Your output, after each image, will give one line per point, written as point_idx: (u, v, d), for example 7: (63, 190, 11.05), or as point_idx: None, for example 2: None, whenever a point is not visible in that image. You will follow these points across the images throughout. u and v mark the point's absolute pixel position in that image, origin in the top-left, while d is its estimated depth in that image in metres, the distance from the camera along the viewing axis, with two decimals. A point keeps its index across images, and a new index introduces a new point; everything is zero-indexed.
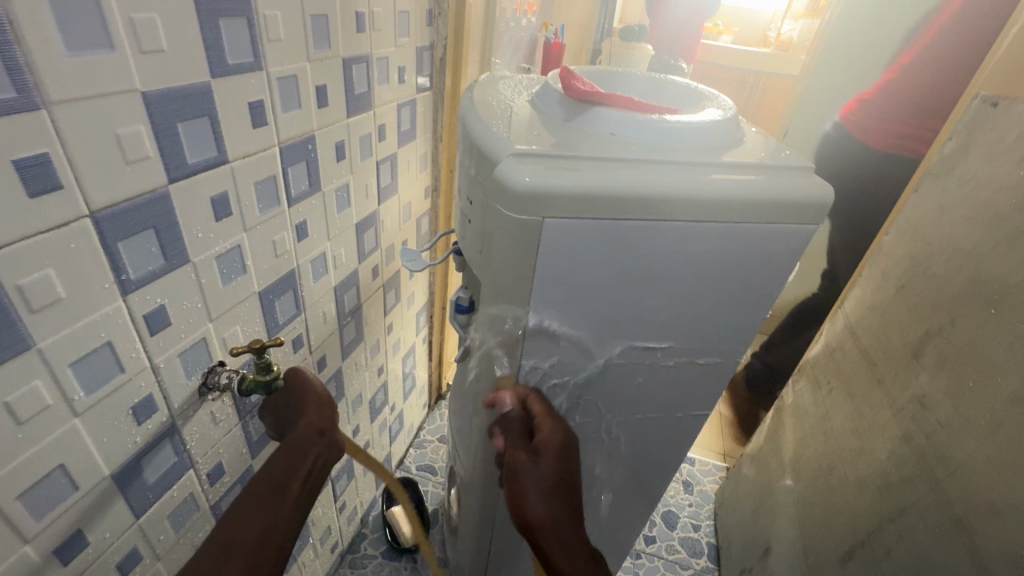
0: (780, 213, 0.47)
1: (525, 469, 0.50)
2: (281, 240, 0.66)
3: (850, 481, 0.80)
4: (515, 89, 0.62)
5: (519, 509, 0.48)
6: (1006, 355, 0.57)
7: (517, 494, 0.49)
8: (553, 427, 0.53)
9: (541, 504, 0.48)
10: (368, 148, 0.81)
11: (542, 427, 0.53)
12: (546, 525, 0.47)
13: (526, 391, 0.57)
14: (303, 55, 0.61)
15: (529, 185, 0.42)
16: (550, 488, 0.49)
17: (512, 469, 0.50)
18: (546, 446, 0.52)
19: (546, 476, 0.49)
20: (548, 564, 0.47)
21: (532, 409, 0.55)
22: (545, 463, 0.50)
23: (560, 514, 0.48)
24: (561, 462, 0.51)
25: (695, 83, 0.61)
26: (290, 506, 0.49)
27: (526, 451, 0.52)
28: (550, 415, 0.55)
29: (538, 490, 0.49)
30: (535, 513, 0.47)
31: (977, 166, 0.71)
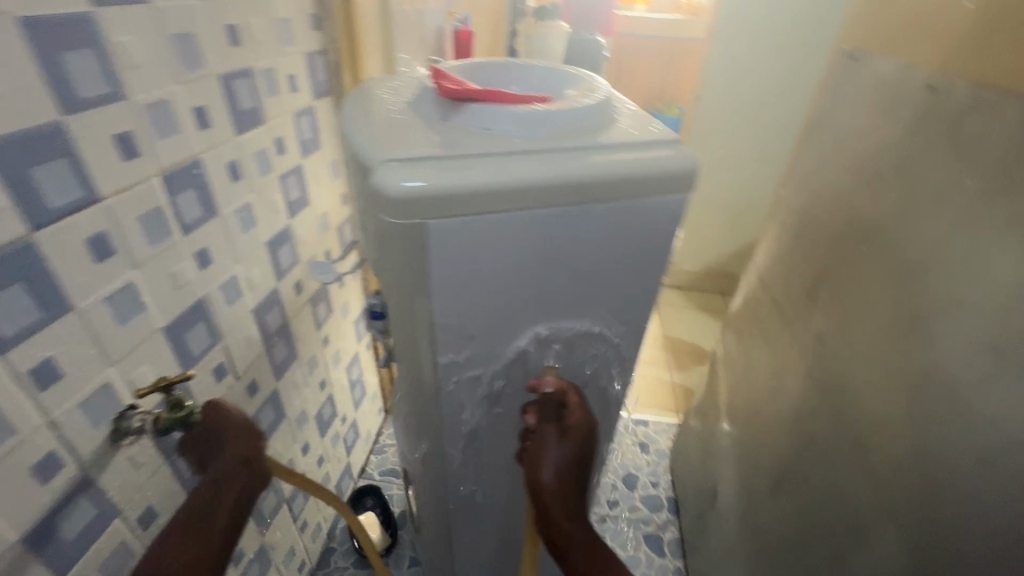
0: (654, 187, 0.50)
1: (549, 443, 0.53)
2: (181, 271, 0.64)
3: (771, 419, 0.87)
4: (400, 90, 0.63)
5: (535, 474, 0.52)
6: (877, 287, 0.64)
7: (536, 460, 0.53)
8: (585, 416, 0.56)
9: (554, 474, 0.52)
10: (268, 163, 0.79)
11: (573, 412, 0.56)
12: (555, 492, 0.51)
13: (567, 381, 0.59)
14: (172, 78, 0.59)
15: (402, 192, 0.44)
16: (568, 465, 0.53)
17: (538, 439, 0.54)
18: (576, 429, 0.54)
19: (568, 453, 0.53)
20: (551, 527, 0.51)
21: (570, 397, 0.58)
22: (570, 443, 0.54)
23: (569, 488, 0.52)
24: (585, 446, 0.54)
25: (574, 67, 0.63)
26: (214, 539, 0.49)
27: (556, 428, 0.55)
28: (584, 406, 0.58)
29: (555, 463, 0.52)
30: (548, 479, 0.51)
31: (844, 117, 0.77)
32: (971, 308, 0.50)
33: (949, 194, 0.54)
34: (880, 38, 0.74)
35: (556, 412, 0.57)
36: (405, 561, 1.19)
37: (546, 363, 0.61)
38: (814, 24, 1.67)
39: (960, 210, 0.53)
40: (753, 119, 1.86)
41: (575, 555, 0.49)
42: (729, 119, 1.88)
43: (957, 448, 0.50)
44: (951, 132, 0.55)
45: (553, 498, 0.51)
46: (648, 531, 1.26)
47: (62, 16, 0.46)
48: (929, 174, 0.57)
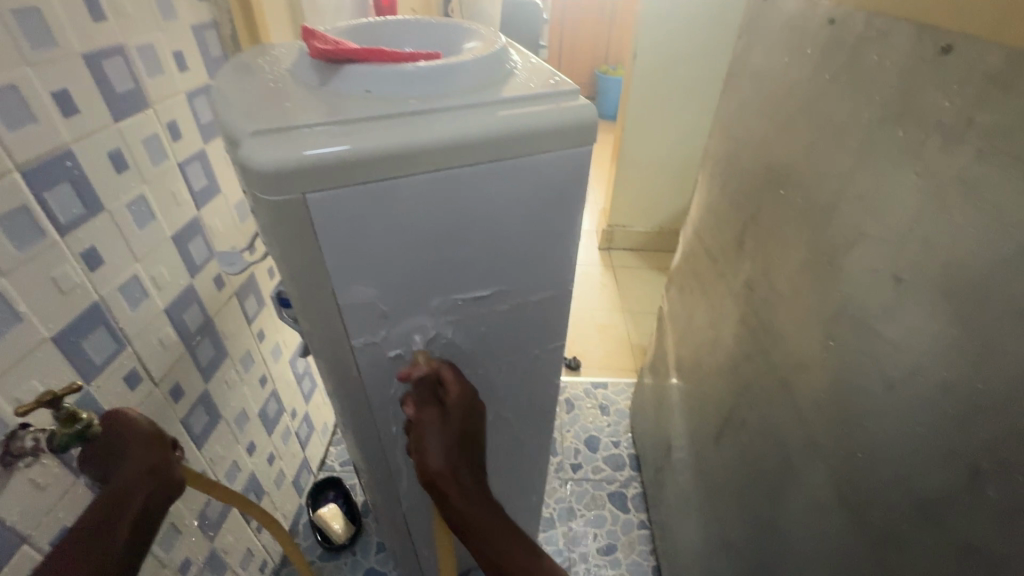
0: (555, 141, 0.48)
1: (430, 429, 0.53)
2: (65, 275, 0.58)
3: (712, 369, 0.88)
4: (285, 58, 0.58)
5: (423, 464, 0.52)
6: (794, 229, 0.64)
7: (421, 450, 0.52)
8: (461, 389, 0.55)
9: (440, 460, 0.52)
10: (161, 151, 0.72)
11: (450, 388, 0.55)
12: (445, 474, 0.52)
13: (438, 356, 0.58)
14: (17, 60, 0.52)
15: (272, 165, 0.41)
16: (452, 445, 0.53)
17: (418, 429, 0.53)
18: (453, 404, 0.54)
19: (450, 433, 0.53)
20: (446, 508, 0.52)
21: (444, 372, 0.57)
22: (450, 420, 0.54)
23: (459, 466, 0.52)
24: (466, 420, 0.54)
25: (472, 22, 0.60)
26: (118, 551, 0.49)
27: (434, 409, 0.54)
28: (460, 376, 0.57)
29: (440, 447, 0.52)
30: (435, 466, 0.51)
31: (759, 59, 0.76)
32: (875, 241, 0.51)
33: (850, 129, 0.54)
34: None
35: (432, 393, 0.56)
36: (373, 548, 1.18)
37: (415, 346, 0.58)
38: None
39: (861, 145, 0.53)
40: (691, 73, 1.85)
41: (472, 532, 0.50)
42: (667, 76, 1.86)
43: (867, 379, 0.51)
44: (852, 65, 0.55)
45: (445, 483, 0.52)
46: (612, 489, 1.29)
47: None
48: (833, 111, 0.57)
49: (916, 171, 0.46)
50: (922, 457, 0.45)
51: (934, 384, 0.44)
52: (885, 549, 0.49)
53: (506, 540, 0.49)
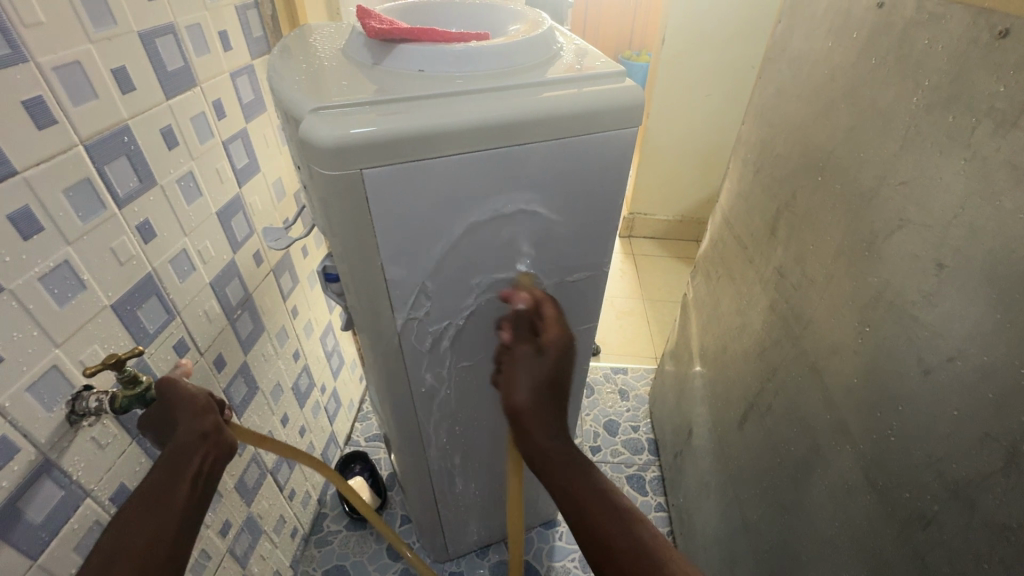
0: (602, 121, 0.49)
1: (523, 361, 0.52)
2: (123, 246, 0.61)
3: (738, 355, 0.89)
4: (331, 38, 0.60)
5: (509, 395, 0.51)
6: (832, 215, 0.64)
7: (510, 380, 0.51)
8: (562, 326, 0.54)
9: (528, 395, 0.50)
10: (207, 128, 0.75)
11: (548, 324, 0.54)
12: (531, 412, 0.50)
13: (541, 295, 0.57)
14: (82, 37, 0.54)
15: (332, 139, 0.42)
16: (543, 382, 0.50)
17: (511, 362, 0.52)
18: (551, 345, 0.52)
19: (540, 369, 0.51)
20: (529, 447, 0.50)
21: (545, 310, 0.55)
22: (546, 359, 0.51)
23: (546, 406, 0.50)
24: (563, 360, 0.52)
25: (517, 4, 0.61)
26: (181, 505, 0.51)
27: (532, 345, 0.53)
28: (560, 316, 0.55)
29: (530, 382, 0.50)
30: (519, 402, 0.50)
31: (799, 44, 0.76)
32: (918, 227, 0.51)
33: (897, 114, 0.54)
34: None
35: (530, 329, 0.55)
36: (397, 520, 1.22)
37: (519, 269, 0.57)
38: None
39: (906, 131, 0.53)
40: (719, 59, 1.83)
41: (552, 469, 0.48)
42: (695, 60, 1.83)
43: (902, 364, 0.52)
44: (900, 50, 0.54)
45: (526, 420, 0.50)
46: (630, 472, 1.31)
47: None
48: (878, 97, 0.57)
49: (964, 157, 0.46)
50: (960, 440, 0.45)
51: (974, 369, 0.44)
52: (914, 531, 0.50)
53: (586, 481, 0.47)
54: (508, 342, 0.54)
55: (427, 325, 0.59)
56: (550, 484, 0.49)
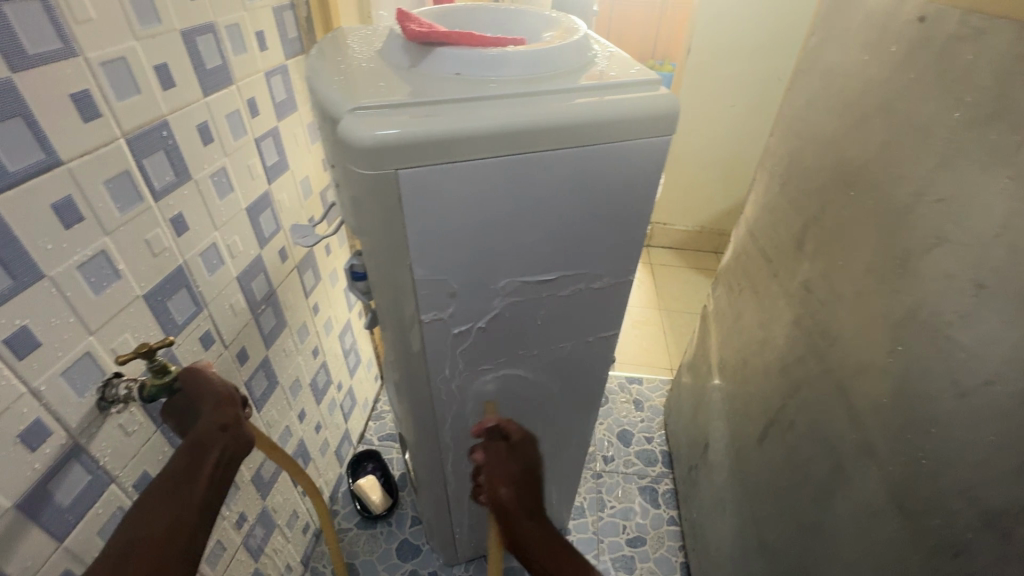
0: (635, 129, 0.49)
1: (500, 459, 0.61)
2: (156, 238, 0.63)
3: (759, 370, 0.88)
4: (367, 40, 0.60)
5: (494, 495, 0.59)
6: (864, 230, 0.63)
7: (492, 480, 0.59)
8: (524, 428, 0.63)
9: (508, 489, 0.58)
10: (240, 126, 0.76)
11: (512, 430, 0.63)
12: (513, 505, 0.58)
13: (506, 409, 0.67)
14: (127, 34, 0.56)
15: (369, 139, 0.43)
16: (518, 475, 0.60)
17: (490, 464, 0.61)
18: (519, 444, 0.62)
19: (513, 468, 0.60)
20: (515, 537, 0.57)
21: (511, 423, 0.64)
22: (518, 455, 0.61)
23: (525, 496, 0.59)
24: (532, 455, 0.62)
25: (550, 11, 0.61)
26: (198, 498, 0.52)
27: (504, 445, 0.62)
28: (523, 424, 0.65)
29: (508, 481, 0.59)
30: (503, 500, 0.58)
31: (833, 56, 0.75)
32: (957, 245, 0.49)
33: (936, 129, 0.53)
34: None
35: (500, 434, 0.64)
36: (408, 521, 1.22)
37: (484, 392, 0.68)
38: None
39: (947, 147, 0.52)
40: (745, 70, 1.81)
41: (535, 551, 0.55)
42: (721, 71, 1.83)
43: (937, 386, 0.50)
44: (941, 65, 0.53)
45: (510, 512, 0.58)
46: (643, 483, 1.30)
47: None
48: (917, 112, 0.56)
49: (1009, 175, 0.45)
50: (998, 468, 0.44)
51: (1015, 394, 0.43)
52: (945, 558, 0.48)
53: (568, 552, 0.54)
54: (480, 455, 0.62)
55: (451, 326, 0.59)
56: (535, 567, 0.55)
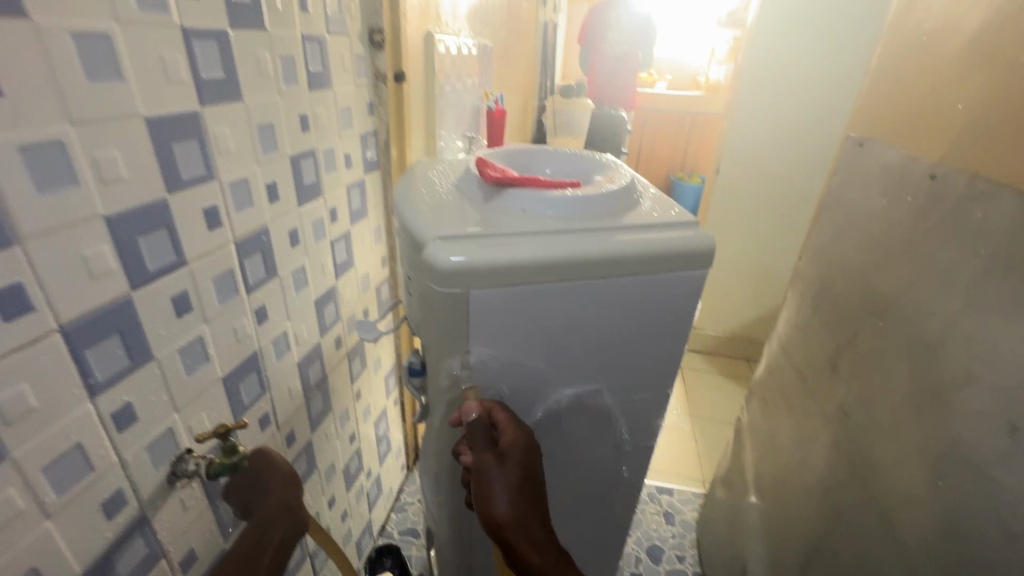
0: (677, 263, 0.56)
1: (492, 475, 0.50)
2: (242, 326, 0.71)
3: (799, 492, 0.86)
4: (445, 173, 0.72)
5: (489, 512, 0.48)
6: (898, 360, 0.66)
7: (484, 496, 0.49)
8: (518, 431, 0.53)
9: (507, 506, 0.48)
10: (321, 231, 0.87)
11: (505, 431, 0.53)
12: (514, 525, 0.47)
13: (492, 403, 0.56)
14: (252, 160, 0.68)
15: (451, 264, 0.50)
16: (518, 489, 0.49)
17: (480, 476, 0.50)
18: (512, 448, 0.51)
19: (515, 479, 0.49)
20: (517, 558, 0.48)
21: (497, 415, 0.54)
22: (512, 465, 0.50)
23: (525, 509, 0.49)
24: (528, 462, 0.51)
25: (602, 155, 0.72)
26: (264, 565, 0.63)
27: (493, 454, 0.51)
28: (512, 417, 0.54)
29: (506, 491, 0.49)
30: (502, 513, 0.47)
31: (855, 197, 0.82)
32: (988, 384, 0.52)
33: (958, 273, 0.58)
34: (882, 125, 0.80)
35: (488, 436, 0.54)
36: None
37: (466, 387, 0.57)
38: (826, 100, 1.78)
39: (969, 290, 0.56)
40: (770, 190, 1.94)
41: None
42: (748, 188, 1.96)
43: (986, 526, 0.50)
44: (956, 217, 0.60)
45: (511, 531, 0.47)
46: None
47: (176, 113, 0.55)
48: (938, 255, 0.62)
49: None
50: None
51: None
52: None
53: None
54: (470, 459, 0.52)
55: None
56: None
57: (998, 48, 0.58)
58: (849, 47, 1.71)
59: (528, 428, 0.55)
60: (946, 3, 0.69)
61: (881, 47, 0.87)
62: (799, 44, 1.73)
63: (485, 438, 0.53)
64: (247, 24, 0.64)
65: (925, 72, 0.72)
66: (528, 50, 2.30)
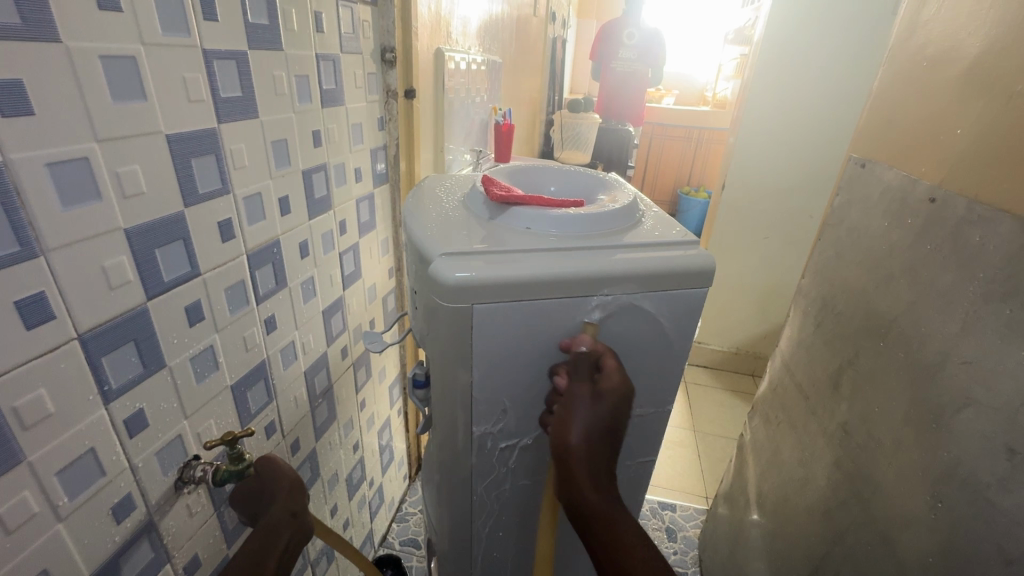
0: (678, 282, 0.57)
1: (579, 404, 0.51)
2: (252, 336, 0.72)
3: (800, 511, 0.86)
4: (452, 189, 0.73)
5: (563, 436, 0.50)
6: (899, 381, 0.66)
7: (566, 420, 0.50)
8: (622, 378, 0.53)
9: (581, 439, 0.49)
10: (330, 243, 0.89)
11: (609, 374, 0.53)
12: (582, 457, 0.49)
13: (605, 347, 0.56)
14: (266, 175, 0.70)
15: (456, 280, 0.51)
16: (598, 429, 0.50)
17: (568, 401, 0.52)
18: (610, 391, 0.51)
19: (600, 418, 0.50)
20: (571, 490, 0.49)
21: (605, 359, 0.55)
22: (603, 405, 0.51)
23: (598, 451, 0.49)
24: (618, 412, 0.51)
25: (606, 174, 0.73)
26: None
27: (589, 388, 0.52)
28: (620, 366, 0.54)
29: (586, 424, 0.50)
30: (575, 441, 0.48)
31: (857, 218, 0.83)
32: (986, 407, 0.52)
33: (957, 297, 0.59)
34: (884, 147, 0.81)
35: (589, 370, 0.55)
36: None
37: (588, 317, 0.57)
38: (833, 119, 1.80)
39: (967, 314, 0.57)
40: (775, 206, 1.95)
41: (588, 516, 0.48)
42: (753, 204, 1.97)
43: (985, 549, 0.50)
44: (955, 241, 0.60)
45: (578, 464, 0.48)
46: None
47: (195, 131, 0.58)
48: (937, 278, 0.62)
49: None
50: None
51: None
52: None
53: (632, 542, 0.47)
54: (564, 384, 0.54)
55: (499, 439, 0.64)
56: (587, 535, 0.48)
57: (996, 77, 0.59)
58: (855, 67, 1.73)
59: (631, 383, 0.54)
60: (945, 31, 0.71)
61: (883, 71, 0.88)
62: (805, 63, 1.75)
63: (588, 372, 0.54)
64: (264, 45, 0.66)
65: (924, 98, 0.73)
66: (537, 64, 2.34)
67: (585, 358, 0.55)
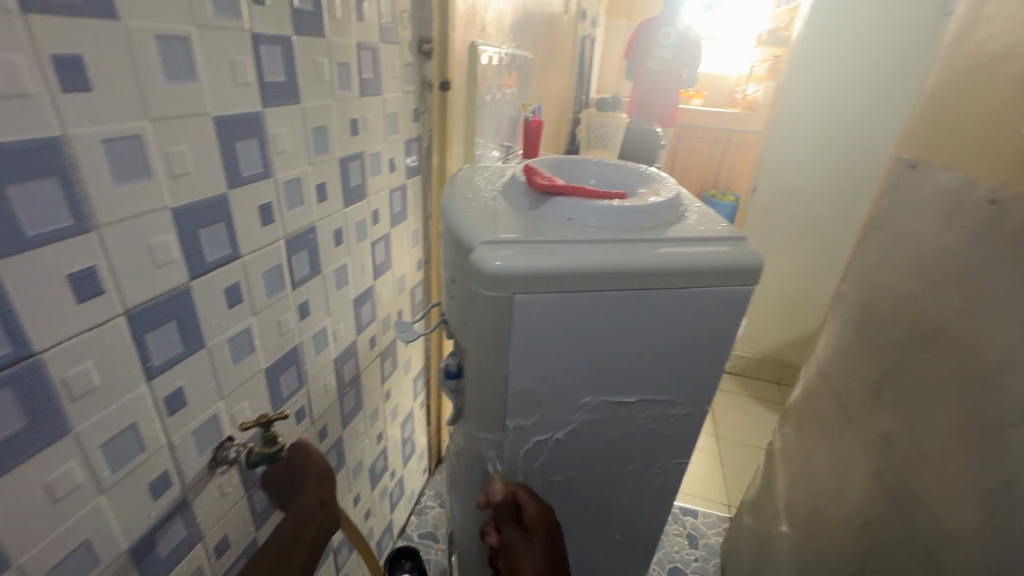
0: (723, 278, 0.56)
1: (520, 549, 0.58)
2: (286, 320, 0.73)
3: (833, 523, 0.83)
4: (489, 179, 0.73)
5: None
6: (948, 391, 0.64)
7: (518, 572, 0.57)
8: (539, 507, 0.61)
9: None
10: (363, 232, 0.89)
11: (527, 508, 0.61)
12: None
13: (515, 485, 0.64)
14: (305, 160, 0.71)
15: (498, 268, 0.51)
16: (544, 562, 0.57)
17: (511, 552, 0.58)
18: (535, 525, 0.60)
19: (541, 554, 0.57)
20: None
21: (520, 494, 0.62)
22: (537, 541, 0.58)
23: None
24: (552, 537, 0.59)
25: (648, 168, 0.72)
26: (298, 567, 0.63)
27: (518, 531, 0.60)
28: (534, 495, 0.63)
29: (535, 565, 0.56)
30: None
31: (905, 221, 0.80)
32: None
33: (1016, 303, 0.56)
34: (937, 148, 0.78)
35: (512, 513, 0.62)
36: None
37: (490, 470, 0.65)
38: (874, 123, 1.73)
39: None
40: (808, 210, 1.90)
41: None
42: (785, 207, 1.92)
43: None
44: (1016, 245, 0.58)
45: None
46: None
47: (240, 114, 0.58)
48: (994, 283, 0.59)
49: None
50: None
51: None
52: None
53: None
54: (496, 539, 0.61)
55: (531, 432, 0.63)
56: None
57: None
58: (901, 70, 1.66)
59: (548, 505, 0.63)
60: (1009, 26, 0.67)
61: (939, 69, 0.85)
62: (846, 65, 1.70)
63: (510, 516, 0.61)
64: (308, 31, 0.66)
65: (986, 95, 0.70)
66: (566, 62, 2.32)
67: (504, 506, 0.61)
